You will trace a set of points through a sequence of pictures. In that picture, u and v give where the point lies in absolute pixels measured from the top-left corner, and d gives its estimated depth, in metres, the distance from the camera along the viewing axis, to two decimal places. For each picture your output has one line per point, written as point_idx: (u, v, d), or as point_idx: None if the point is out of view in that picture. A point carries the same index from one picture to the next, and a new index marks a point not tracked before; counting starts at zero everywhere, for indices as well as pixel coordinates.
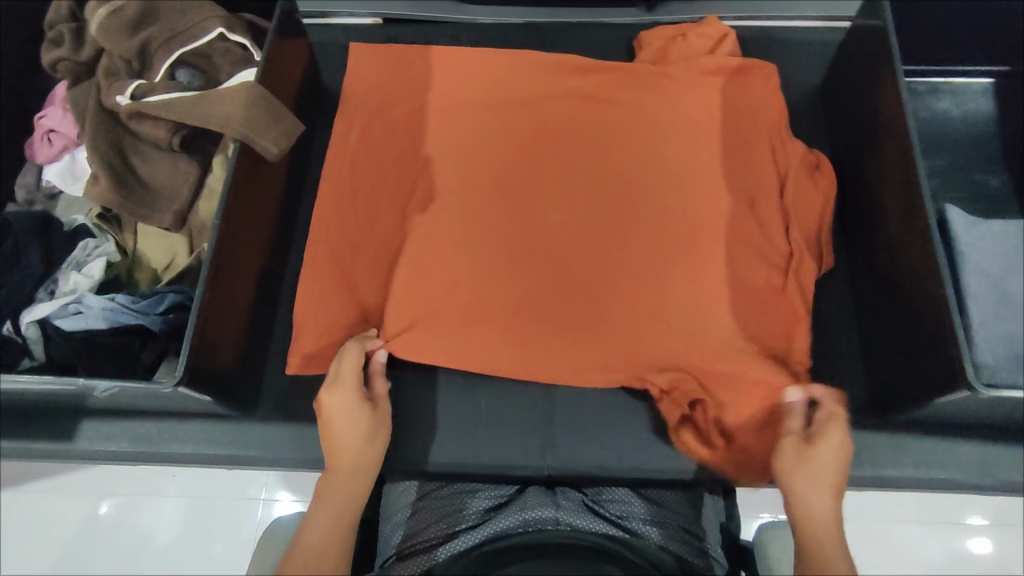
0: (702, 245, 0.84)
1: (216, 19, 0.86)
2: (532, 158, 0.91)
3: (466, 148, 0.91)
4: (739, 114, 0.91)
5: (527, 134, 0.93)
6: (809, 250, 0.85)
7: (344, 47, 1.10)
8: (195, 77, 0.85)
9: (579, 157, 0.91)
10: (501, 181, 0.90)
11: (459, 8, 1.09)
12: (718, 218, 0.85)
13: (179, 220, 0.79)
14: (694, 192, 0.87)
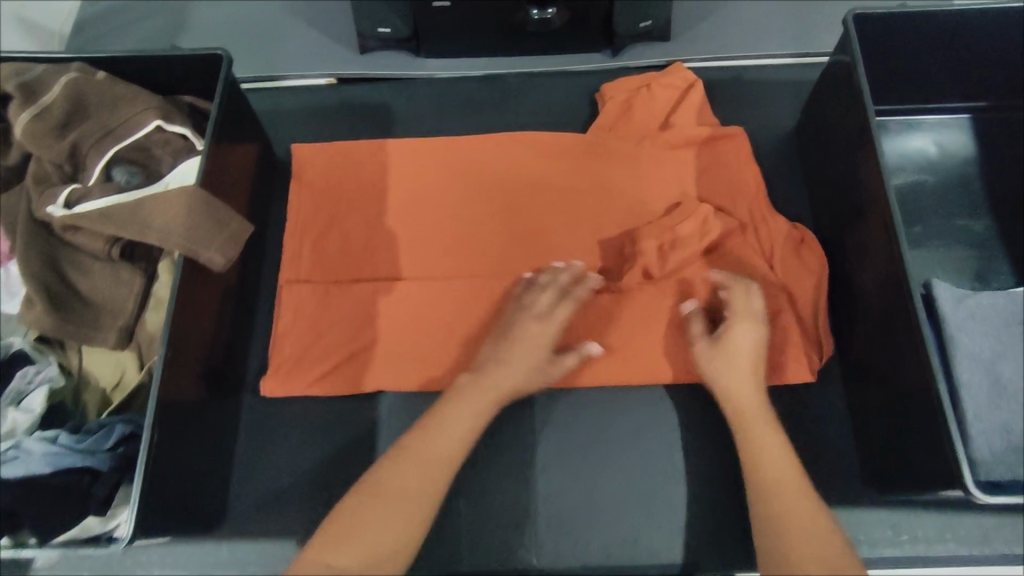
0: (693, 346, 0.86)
1: (151, 110, 0.80)
2: (513, 247, 0.93)
3: (446, 240, 0.93)
4: (714, 195, 0.95)
5: (512, 233, 0.93)
6: (806, 342, 0.85)
7: (297, 113, 1.05)
8: (134, 175, 0.79)
9: (563, 244, 0.93)
10: (485, 274, 0.91)
11: (417, 64, 1.05)
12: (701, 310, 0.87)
13: (126, 336, 0.75)
14: (676, 283, 0.88)
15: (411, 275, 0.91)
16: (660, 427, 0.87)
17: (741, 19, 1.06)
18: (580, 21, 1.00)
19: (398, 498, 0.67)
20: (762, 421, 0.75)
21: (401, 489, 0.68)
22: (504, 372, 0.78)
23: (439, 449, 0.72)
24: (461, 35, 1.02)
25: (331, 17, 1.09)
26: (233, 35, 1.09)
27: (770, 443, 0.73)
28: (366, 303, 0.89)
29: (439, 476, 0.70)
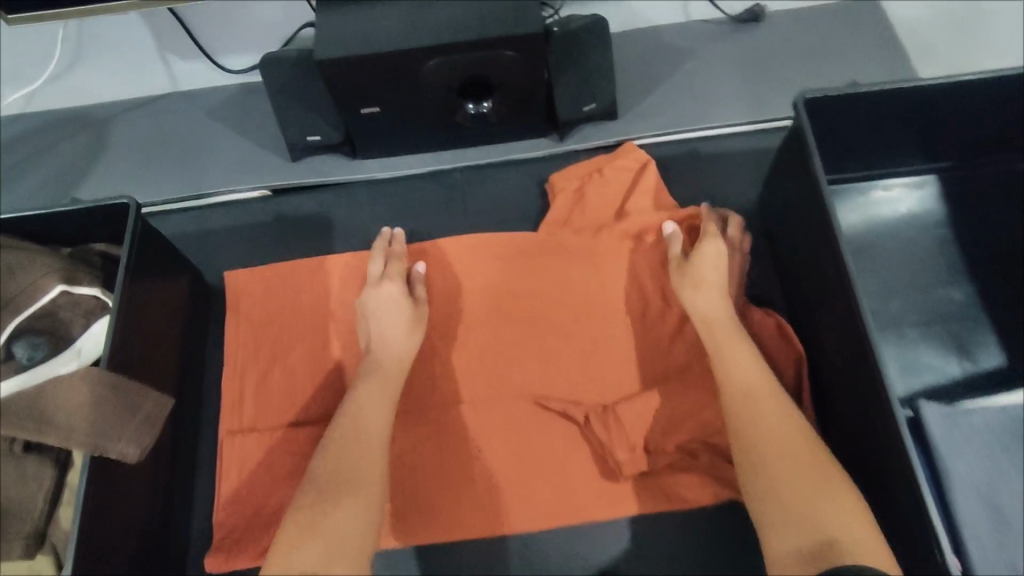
0: (674, 464, 0.80)
1: (53, 274, 0.72)
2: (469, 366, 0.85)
3: None
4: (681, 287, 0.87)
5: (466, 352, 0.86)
6: None
7: (228, 231, 0.97)
8: (37, 347, 0.71)
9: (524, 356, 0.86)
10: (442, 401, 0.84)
11: (354, 167, 0.99)
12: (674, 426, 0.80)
13: (35, 542, 0.65)
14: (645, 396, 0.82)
15: None
16: (644, 553, 0.79)
17: (689, 89, 1.01)
18: (520, 113, 0.94)
19: (348, 490, 0.67)
20: (733, 336, 0.75)
21: (369, 467, 0.70)
22: (393, 350, 0.79)
23: (372, 429, 0.73)
24: (397, 136, 0.95)
25: (259, 123, 1.03)
26: (156, 154, 1.02)
27: (758, 387, 0.71)
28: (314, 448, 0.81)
29: (384, 450, 0.72)
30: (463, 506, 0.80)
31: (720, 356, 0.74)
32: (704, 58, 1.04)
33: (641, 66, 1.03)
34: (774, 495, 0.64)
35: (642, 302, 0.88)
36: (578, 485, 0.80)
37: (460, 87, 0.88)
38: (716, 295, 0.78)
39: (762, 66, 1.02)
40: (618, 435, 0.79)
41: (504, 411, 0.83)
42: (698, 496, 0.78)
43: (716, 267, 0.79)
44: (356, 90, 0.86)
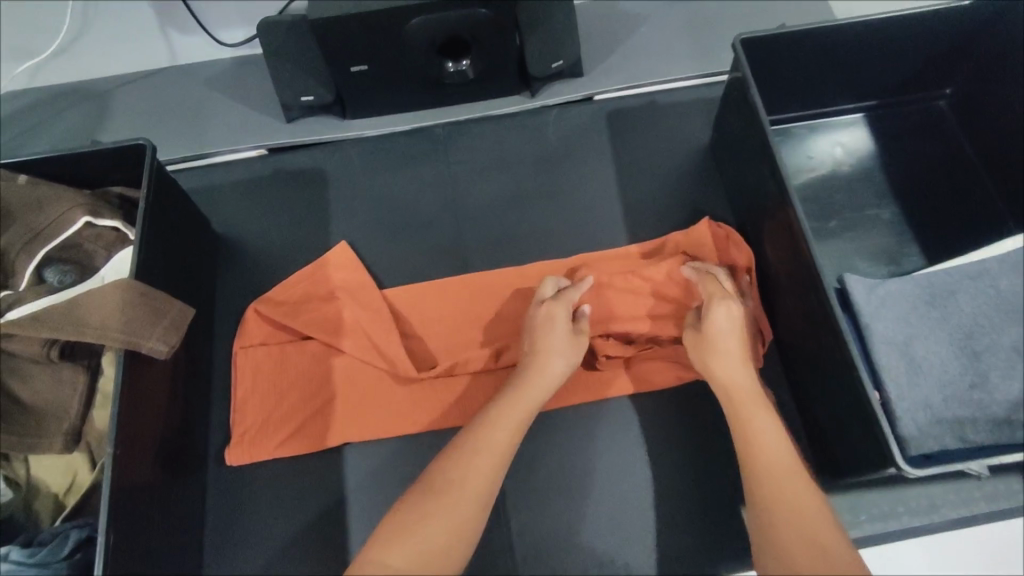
0: (644, 359, 0.91)
1: (79, 207, 0.80)
2: (460, 287, 0.94)
3: (392, 292, 0.94)
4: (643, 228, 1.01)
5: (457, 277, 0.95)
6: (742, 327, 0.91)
7: (232, 186, 1.05)
8: (68, 274, 0.80)
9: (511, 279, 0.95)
10: (437, 321, 0.93)
11: (344, 125, 1.07)
12: (649, 318, 0.90)
13: (73, 438, 0.73)
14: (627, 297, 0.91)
15: (357, 330, 0.90)
16: (622, 445, 0.89)
17: (647, 49, 1.13)
18: (495, 69, 1.04)
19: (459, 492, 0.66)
20: (752, 403, 0.76)
21: (477, 480, 0.67)
22: (544, 342, 0.82)
23: (473, 471, 0.68)
24: (385, 96, 1.05)
25: (255, 88, 1.11)
26: (159, 119, 1.10)
27: (765, 433, 0.73)
28: (319, 366, 0.89)
29: (496, 465, 0.70)
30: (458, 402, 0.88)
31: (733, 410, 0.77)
32: (659, 21, 1.15)
33: (602, 29, 1.15)
34: (777, 507, 0.65)
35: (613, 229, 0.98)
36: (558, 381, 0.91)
37: (441, 45, 0.98)
38: (729, 363, 0.79)
39: (710, 27, 1.15)
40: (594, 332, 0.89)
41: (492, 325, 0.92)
42: (662, 382, 0.90)
43: (726, 334, 0.81)
44: (346, 48, 0.95)
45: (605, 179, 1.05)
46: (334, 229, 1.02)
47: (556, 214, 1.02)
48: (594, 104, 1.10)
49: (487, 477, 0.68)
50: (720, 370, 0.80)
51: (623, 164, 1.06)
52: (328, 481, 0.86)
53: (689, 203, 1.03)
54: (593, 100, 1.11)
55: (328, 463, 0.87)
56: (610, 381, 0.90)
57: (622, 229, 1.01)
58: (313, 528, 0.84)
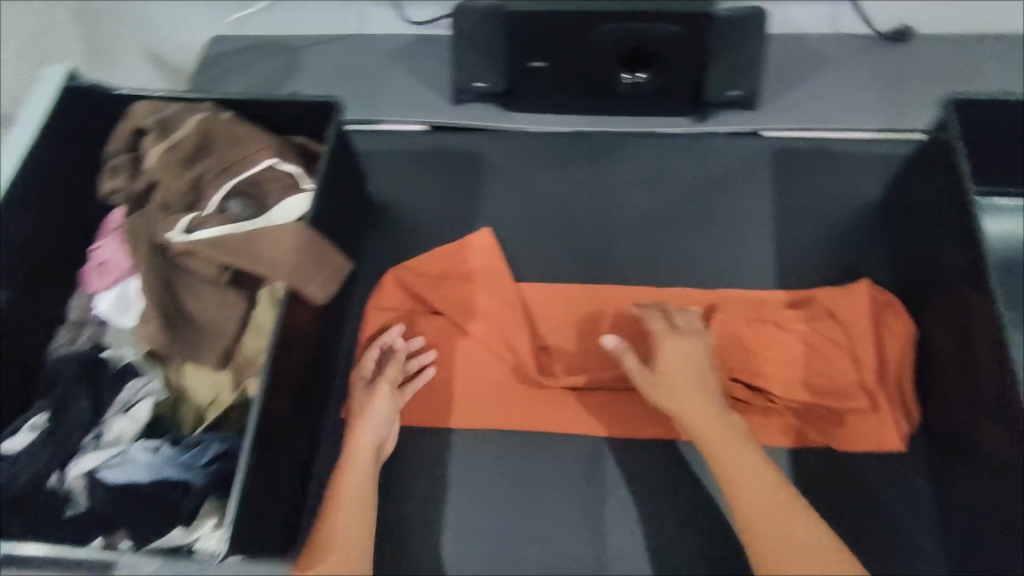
0: (769, 414, 0.87)
1: (268, 149, 0.86)
2: (592, 300, 0.94)
3: (526, 288, 0.95)
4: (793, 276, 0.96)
5: (591, 288, 0.95)
6: (891, 404, 0.84)
7: (391, 154, 1.10)
8: (246, 207, 0.84)
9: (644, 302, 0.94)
10: (565, 326, 0.93)
11: (507, 117, 1.10)
12: (784, 373, 0.87)
13: (224, 358, 0.79)
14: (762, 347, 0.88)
15: (489, 319, 0.91)
16: None
17: (828, 92, 1.08)
18: (670, 86, 1.03)
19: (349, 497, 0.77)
20: (733, 439, 0.76)
21: (355, 529, 0.75)
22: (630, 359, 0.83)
23: (345, 522, 0.75)
24: (553, 95, 1.06)
25: (430, 67, 1.16)
26: (338, 82, 1.17)
27: (749, 477, 0.73)
28: (446, 343, 0.92)
29: (367, 513, 0.76)
30: (572, 412, 0.88)
31: (707, 444, 0.77)
32: (845, 66, 1.10)
33: (784, 65, 1.10)
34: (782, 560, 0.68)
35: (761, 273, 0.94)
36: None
37: (623, 56, 0.98)
38: (681, 393, 0.79)
39: (902, 80, 1.08)
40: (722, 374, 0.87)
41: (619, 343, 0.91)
42: (793, 440, 0.85)
43: (679, 371, 0.81)
44: (531, 42, 0.97)
45: (760, 217, 1.01)
46: (480, 214, 1.04)
47: (702, 243, 1.00)
48: (761, 139, 1.06)
49: (362, 518, 0.76)
50: (683, 403, 0.79)
51: (782, 206, 1.02)
52: (434, 454, 0.87)
53: (848, 259, 0.97)
54: (761, 135, 1.07)
55: (436, 436, 0.88)
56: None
57: (770, 273, 0.97)
58: (412, 494, 0.86)
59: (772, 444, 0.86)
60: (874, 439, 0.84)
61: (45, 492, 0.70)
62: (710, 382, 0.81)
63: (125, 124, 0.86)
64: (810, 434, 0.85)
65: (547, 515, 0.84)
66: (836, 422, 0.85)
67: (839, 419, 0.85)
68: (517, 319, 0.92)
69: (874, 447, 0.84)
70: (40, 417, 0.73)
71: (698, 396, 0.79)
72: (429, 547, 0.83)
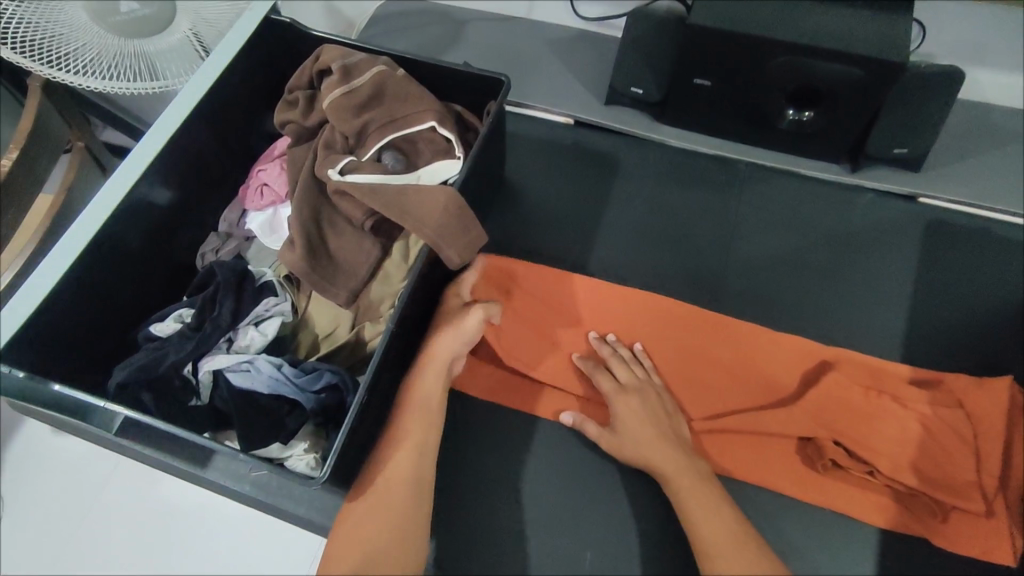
0: (867, 490, 0.82)
1: (432, 112, 0.89)
2: (703, 329, 0.92)
3: (639, 298, 0.94)
4: (922, 353, 0.91)
5: (705, 316, 0.93)
6: (1010, 515, 0.79)
7: (531, 140, 1.11)
8: (398, 161, 0.89)
9: (757, 341, 0.91)
10: (669, 348, 0.91)
11: (654, 127, 1.09)
12: (896, 452, 0.82)
13: (351, 297, 0.83)
14: (877, 421, 0.83)
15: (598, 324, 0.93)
16: (820, 560, 0.80)
17: (1005, 171, 1.00)
18: (833, 130, 0.98)
19: (407, 436, 0.76)
20: (695, 481, 0.78)
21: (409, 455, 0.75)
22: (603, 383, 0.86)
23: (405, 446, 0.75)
24: (706, 115, 1.05)
25: (587, 63, 1.16)
26: (495, 60, 1.19)
27: (709, 514, 0.75)
28: (548, 335, 0.93)
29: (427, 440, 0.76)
30: None
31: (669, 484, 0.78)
32: None
33: (961, 133, 1.03)
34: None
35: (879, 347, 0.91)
36: (774, 463, 0.84)
37: (792, 91, 0.95)
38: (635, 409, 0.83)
39: None
40: (826, 435, 0.83)
41: (721, 377, 0.89)
42: (889, 522, 0.81)
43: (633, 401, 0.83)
44: (701, 58, 0.95)
45: (897, 284, 0.96)
46: (605, 214, 1.04)
47: (829, 296, 0.95)
48: (916, 205, 1.01)
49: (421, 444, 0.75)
50: (651, 457, 0.80)
51: (925, 278, 0.96)
52: (515, 437, 0.89)
53: (988, 350, 0.90)
54: (916, 200, 1.01)
55: (520, 420, 0.90)
56: (832, 493, 0.82)
57: (896, 343, 0.91)
58: (483, 465, 0.87)
59: (865, 520, 0.81)
60: (979, 541, 0.78)
61: (178, 377, 0.75)
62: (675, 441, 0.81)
63: (310, 64, 0.92)
64: (908, 522, 0.80)
65: (613, 526, 0.84)
66: (939, 517, 0.80)
67: (944, 514, 0.80)
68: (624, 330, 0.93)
69: (978, 553, 0.78)
70: (186, 311, 0.80)
71: (668, 448, 0.80)
72: (490, 523, 0.84)
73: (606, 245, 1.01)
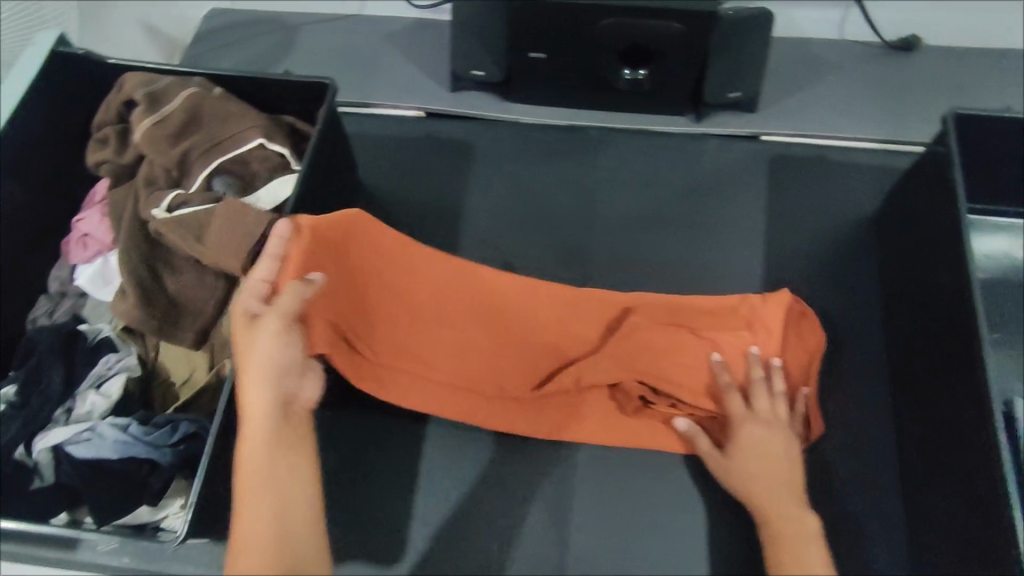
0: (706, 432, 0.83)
1: (257, 129, 0.85)
2: (493, 295, 0.81)
3: (420, 262, 0.79)
4: (781, 284, 0.95)
5: (494, 275, 0.80)
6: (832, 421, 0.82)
7: (383, 139, 1.08)
8: (232, 186, 0.84)
9: (546, 295, 0.81)
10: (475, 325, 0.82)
11: (503, 107, 1.08)
12: None
13: (201, 336, 0.78)
14: (687, 361, 0.80)
15: (381, 308, 0.79)
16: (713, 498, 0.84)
17: (831, 98, 1.06)
18: (669, 84, 1.01)
19: (257, 485, 0.58)
20: (785, 498, 0.73)
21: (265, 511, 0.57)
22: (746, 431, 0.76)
23: (256, 507, 0.57)
24: (551, 88, 1.05)
25: (429, 52, 1.14)
26: (334, 61, 1.15)
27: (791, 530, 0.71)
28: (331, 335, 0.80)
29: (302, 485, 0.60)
30: None
31: (765, 519, 0.73)
32: (851, 72, 1.08)
33: (788, 69, 1.08)
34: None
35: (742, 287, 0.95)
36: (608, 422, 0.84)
37: (624, 51, 0.96)
38: (756, 446, 0.76)
39: (907, 90, 1.06)
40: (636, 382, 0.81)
41: (532, 347, 0.83)
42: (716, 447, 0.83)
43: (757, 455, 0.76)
44: (530, 33, 0.95)
45: (751, 223, 1.00)
46: (468, 203, 1.03)
47: (690, 245, 0.98)
48: (759, 144, 1.05)
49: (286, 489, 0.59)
50: (756, 487, 0.75)
51: (774, 212, 1.00)
52: (407, 444, 0.87)
53: (839, 269, 0.96)
54: (758, 139, 1.05)
55: (409, 425, 0.88)
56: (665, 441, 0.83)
57: (757, 279, 0.96)
58: (379, 481, 0.86)
59: None
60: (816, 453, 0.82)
61: (11, 461, 0.71)
62: (761, 465, 0.75)
63: (114, 96, 0.85)
64: None
65: (517, 511, 0.84)
66: None
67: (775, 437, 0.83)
68: (426, 313, 0.81)
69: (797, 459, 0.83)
70: (13, 388, 0.74)
71: (767, 474, 0.75)
72: (392, 535, 0.84)
73: (472, 234, 1.00)
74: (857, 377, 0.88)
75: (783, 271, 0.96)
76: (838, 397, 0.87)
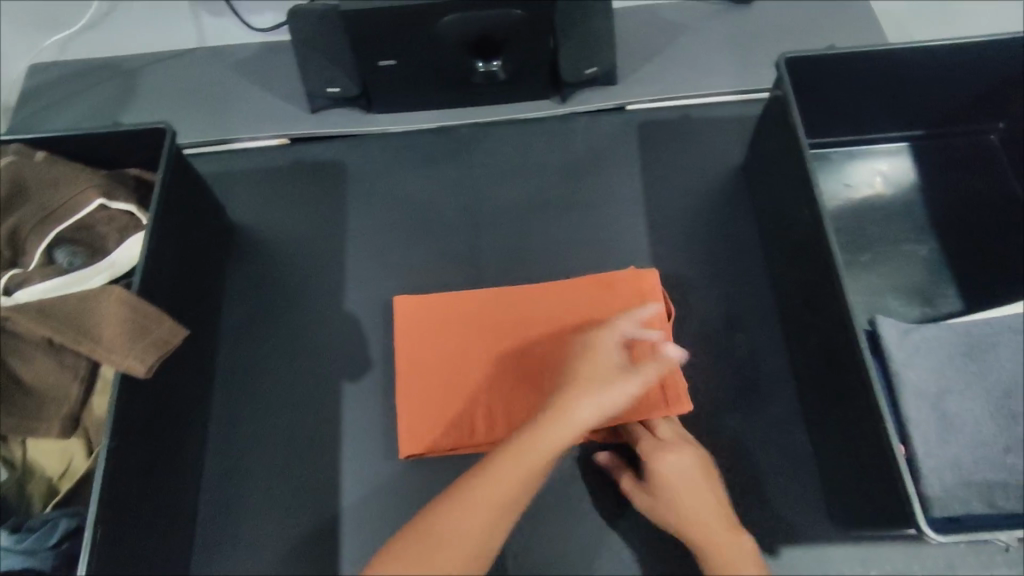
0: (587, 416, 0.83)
1: (93, 188, 0.78)
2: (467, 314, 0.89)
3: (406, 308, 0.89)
4: (668, 247, 0.97)
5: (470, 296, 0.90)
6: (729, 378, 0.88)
7: (250, 174, 1.03)
8: (76, 255, 0.78)
9: (487, 302, 0.90)
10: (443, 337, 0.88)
11: (368, 119, 1.05)
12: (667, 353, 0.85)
13: (71, 424, 0.72)
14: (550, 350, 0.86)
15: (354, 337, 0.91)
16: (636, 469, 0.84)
17: (685, 60, 1.09)
18: (527, 70, 1.01)
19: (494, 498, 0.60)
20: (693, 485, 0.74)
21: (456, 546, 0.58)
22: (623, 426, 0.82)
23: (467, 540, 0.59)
24: (411, 92, 1.02)
25: (282, 75, 1.09)
26: (183, 100, 1.08)
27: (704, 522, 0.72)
28: (267, 376, 0.89)
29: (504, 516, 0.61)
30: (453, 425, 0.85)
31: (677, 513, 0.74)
32: (700, 31, 1.11)
33: (641, 37, 1.11)
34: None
35: (632, 257, 0.97)
36: (495, 421, 0.84)
37: (472, 44, 0.95)
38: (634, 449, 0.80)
39: (754, 40, 1.10)
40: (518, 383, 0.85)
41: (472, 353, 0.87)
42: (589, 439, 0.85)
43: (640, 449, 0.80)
44: (374, 41, 0.93)
45: (630, 193, 1.01)
46: (348, 224, 0.99)
47: (576, 226, 0.99)
48: (626, 114, 1.07)
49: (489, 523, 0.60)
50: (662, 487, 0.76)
51: (651, 178, 1.03)
52: (322, 485, 0.84)
53: (719, 222, 0.99)
54: (624, 110, 1.07)
55: (322, 465, 0.84)
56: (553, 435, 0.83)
57: (644, 246, 0.98)
58: (298, 530, 0.82)
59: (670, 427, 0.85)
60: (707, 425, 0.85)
61: None
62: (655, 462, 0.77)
63: None
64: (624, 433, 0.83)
65: None
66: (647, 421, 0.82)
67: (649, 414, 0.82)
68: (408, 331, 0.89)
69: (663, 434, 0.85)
70: None
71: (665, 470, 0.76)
72: None
73: (358, 255, 0.97)
74: (750, 325, 0.91)
75: (667, 234, 0.98)
76: (734, 347, 0.90)
